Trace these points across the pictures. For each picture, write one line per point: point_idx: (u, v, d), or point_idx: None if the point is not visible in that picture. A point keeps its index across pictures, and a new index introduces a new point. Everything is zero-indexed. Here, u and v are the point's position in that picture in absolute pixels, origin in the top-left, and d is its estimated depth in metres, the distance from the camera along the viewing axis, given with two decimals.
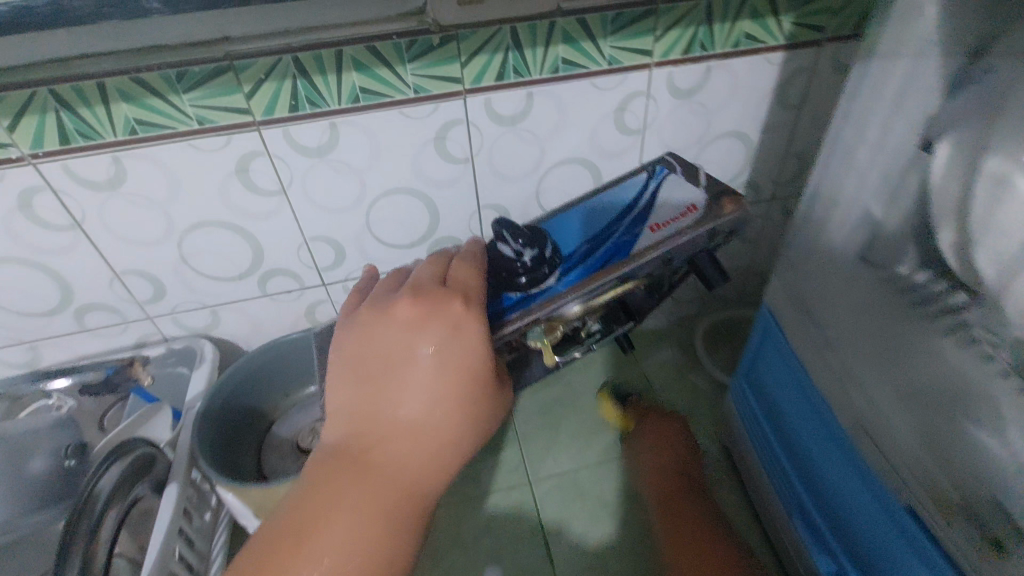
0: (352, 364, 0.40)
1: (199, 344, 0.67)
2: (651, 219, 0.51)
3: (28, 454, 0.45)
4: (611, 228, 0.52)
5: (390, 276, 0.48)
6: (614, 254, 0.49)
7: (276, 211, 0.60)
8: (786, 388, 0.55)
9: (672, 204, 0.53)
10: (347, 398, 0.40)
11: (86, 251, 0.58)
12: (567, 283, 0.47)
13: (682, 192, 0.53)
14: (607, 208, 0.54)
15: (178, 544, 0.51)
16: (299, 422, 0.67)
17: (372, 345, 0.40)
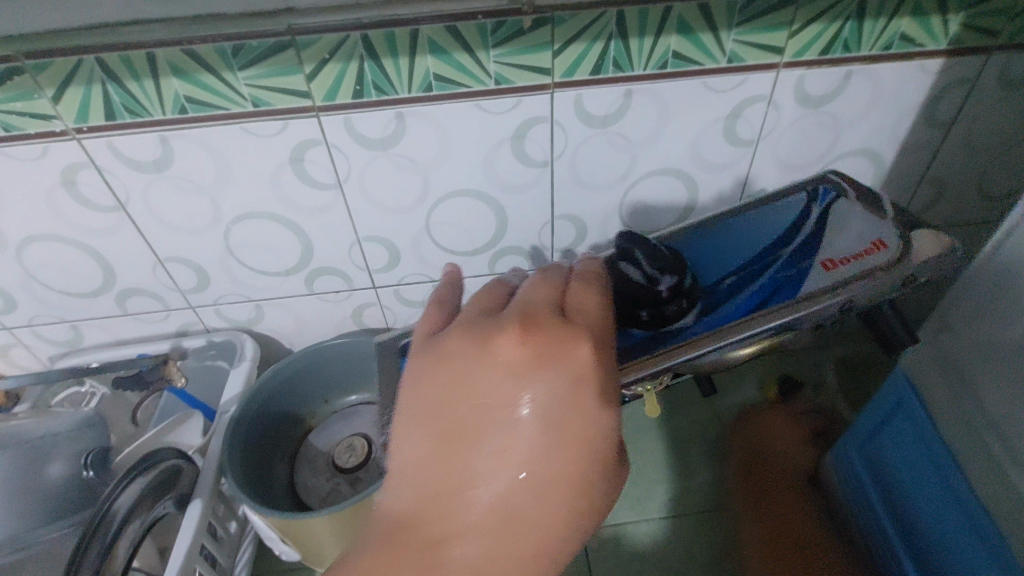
0: (438, 408, 0.32)
1: (239, 339, 0.62)
2: (822, 253, 0.47)
3: (45, 460, 0.42)
4: (764, 260, 0.48)
5: (490, 289, 0.39)
6: (770, 297, 0.45)
7: (330, 206, 0.54)
8: (920, 472, 0.46)
9: (850, 237, 0.47)
10: (424, 452, 0.32)
11: (129, 234, 0.54)
12: (709, 324, 0.44)
13: (861, 225, 0.47)
14: (755, 235, 0.49)
15: (200, 564, 0.46)
16: (336, 434, 0.61)
17: (461, 389, 0.32)
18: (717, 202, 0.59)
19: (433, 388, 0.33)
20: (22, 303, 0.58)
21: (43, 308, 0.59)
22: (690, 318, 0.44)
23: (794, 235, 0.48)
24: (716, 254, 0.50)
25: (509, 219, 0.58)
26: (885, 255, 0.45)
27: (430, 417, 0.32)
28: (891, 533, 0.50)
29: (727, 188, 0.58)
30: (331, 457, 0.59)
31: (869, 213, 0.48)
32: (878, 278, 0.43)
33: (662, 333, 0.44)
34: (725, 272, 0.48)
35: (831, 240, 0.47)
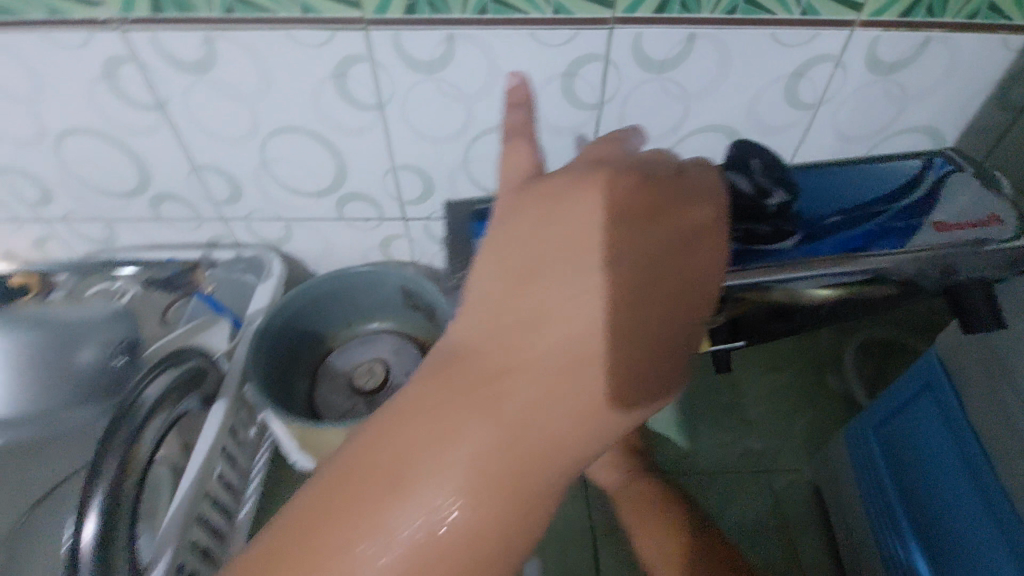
0: (539, 238, 0.29)
1: (268, 257, 0.63)
2: (936, 213, 0.46)
3: (78, 343, 0.42)
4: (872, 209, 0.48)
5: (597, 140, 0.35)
6: (873, 242, 0.44)
7: (370, 128, 0.53)
8: (939, 458, 0.46)
9: (966, 206, 0.46)
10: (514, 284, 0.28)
11: (168, 138, 0.53)
12: (807, 254, 0.44)
13: (974, 196, 0.47)
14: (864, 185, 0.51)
15: (219, 462, 0.49)
16: (357, 357, 0.63)
17: (563, 226, 0.29)
18: None
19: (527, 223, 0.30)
20: (60, 197, 0.59)
21: (79, 204, 0.59)
22: (789, 241, 0.45)
23: (906, 191, 0.49)
24: (821, 195, 0.51)
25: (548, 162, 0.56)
26: (1000, 232, 0.42)
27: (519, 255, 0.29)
28: (899, 518, 0.49)
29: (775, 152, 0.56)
30: (350, 377, 0.61)
31: (985, 187, 0.47)
32: (982, 248, 0.41)
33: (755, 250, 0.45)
34: (828, 212, 0.49)
35: (948, 204, 0.47)
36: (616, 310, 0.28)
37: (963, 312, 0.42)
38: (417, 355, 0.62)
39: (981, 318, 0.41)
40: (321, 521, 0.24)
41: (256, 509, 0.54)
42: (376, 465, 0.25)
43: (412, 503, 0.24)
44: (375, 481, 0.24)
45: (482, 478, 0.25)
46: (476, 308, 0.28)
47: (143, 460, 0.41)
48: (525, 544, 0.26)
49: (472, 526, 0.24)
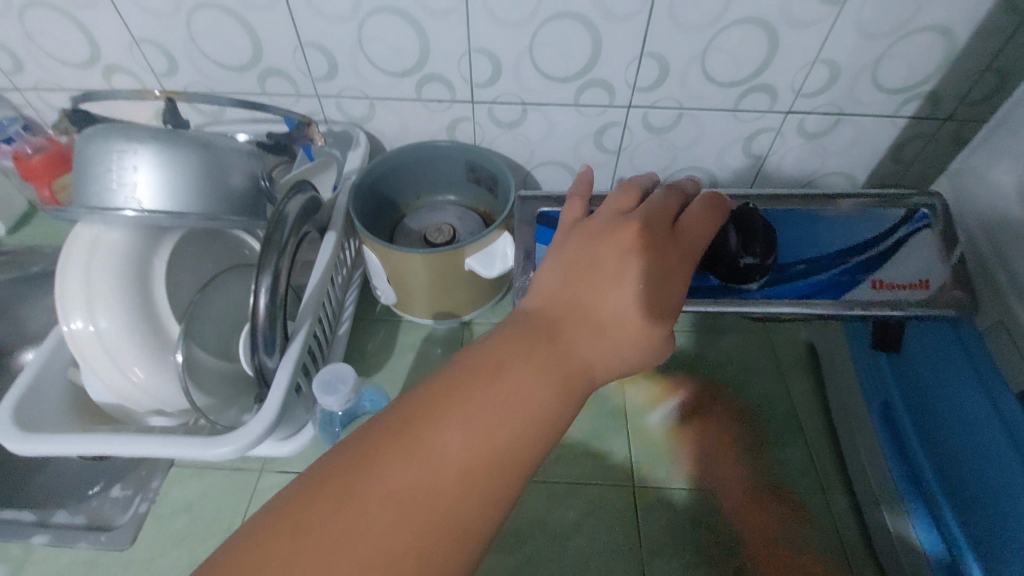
0: (582, 257, 0.45)
1: (355, 132, 0.74)
2: (880, 272, 0.55)
3: (228, 168, 0.53)
4: (835, 260, 0.57)
5: (621, 191, 0.52)
6: (821, 291, 0.55)
7: (453, 11, 0.61)
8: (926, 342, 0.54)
9: (907, 269, 0.54)
10: (563, 279, 0.44)
11: (282, 14, 0.62)
12: (764, 295, 0.56)
13: (916, 262, 0.55)
14: (839, 233, 0.58)
15: (328, 283, 0.60)
16: (427, 220, 0.73)
17: (597, 247, 0.45)
18: (795, 60, 0.64)
19: (573, 249, 0.46)
20: (183, 67, 0.69)
21: (199, 76, 0.70)
22: (753, 285, 0.56)
23: (874, 243, 0.57)
24: (791, 236, 0.59)
25: (604, 49, 0.64)
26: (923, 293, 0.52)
27: (567, 263, 0.45)
28: (889, 382, 0.57)
29: (804, 48, 0.63)
30: (422, 234, 0.71)
31: (937, 251, 0.54)
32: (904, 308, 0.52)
33: (730, 288, 0.56)
34: (798, 258, 0.58)
35: (898, 265, 0.55)
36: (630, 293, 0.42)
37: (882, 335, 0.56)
38: (479, 221, 0.72)
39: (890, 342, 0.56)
40: (444, 392, 0.36)
41: (347, 331, 0.67)
42: (479, 366, 0.37)
43: (504, 382, 0.37)
44: (478, 371, 0.37)
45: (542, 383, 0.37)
46: (544, 291, 0.44)
47: (286, 266, 0.51)
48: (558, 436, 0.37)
49: (543, 399, 0.37)
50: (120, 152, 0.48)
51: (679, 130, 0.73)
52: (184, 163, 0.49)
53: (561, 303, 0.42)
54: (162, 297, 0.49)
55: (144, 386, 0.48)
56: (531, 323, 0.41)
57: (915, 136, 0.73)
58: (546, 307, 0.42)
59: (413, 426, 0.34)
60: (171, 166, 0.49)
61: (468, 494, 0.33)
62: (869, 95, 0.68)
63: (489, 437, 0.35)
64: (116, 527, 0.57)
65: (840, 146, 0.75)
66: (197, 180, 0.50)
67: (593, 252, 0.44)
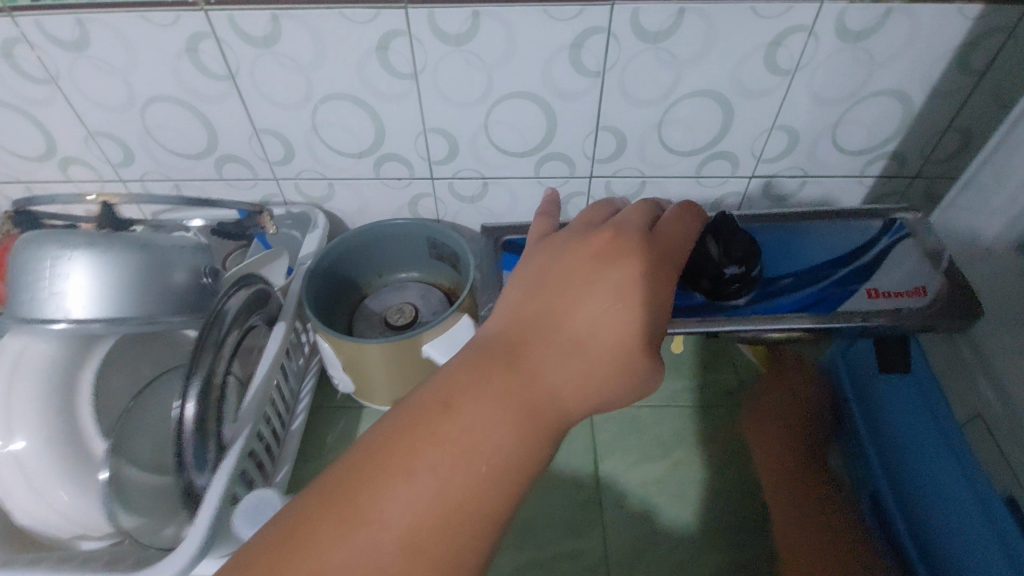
0: (548, 272, 0.42)
1: (314, 212, 0.72)
2: (871, 282, 0.56)
3: (171, 267, 0.51)
4: (822, 272, 0.58)
5: (592, 210, 0.51)
6: (812, 305, 0.55)
7: (405, 94, 0.61)
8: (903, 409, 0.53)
9: (897, 279, 0.56)
10: (529, 296, 0.40)
11: (235, 104, 0.62)
12: (754, 311, 0.55)
13: (904, 272, 0.56)
14: (824, 248, 0.60)
15: (277, 377, 0.57)
16: (389, 300, 0.71)
17: (565, 261, 0.42)
18: (752, 128, 0.64)
19: (540, 263, 0.43)
20: (139, 156, 0.68)
21: (155, 164, 0.69)
22: (742, 300, 0.56)
23: (859, 254, 0.59)
24: (781, 251, 0.60)
25: (560, 124, 0.64)
26: (918, 302, 0.53)
27: (534, 278, 0.42)
28: (873, 464, 0.56)
29: (760, 115, 0.63)
30: (384, 315, 0.69)
31: (925, 261, 0.56)
32: (902, 318, 0.53)
33: (721, 302, 0.55)
34: (786, 273, 0.58)
35: (886, 275, 0.57)
36: (606, 309, 0.38)
37: (884, 357, 0.55)
38: (442, 298, 0.70)
39: (893, 363, 0.54)
40: (392, 440, 0.32)
41: (304, 423, 0.63)
42: (431, 403, 0.33)
43: (458, 421, 0.33)
44: (430, 409, 0.33)
45: (505, 418, 0.33)
46: (508, 310, 0.40)
47: (221, 371, 0.49)
48: (526, 480, 0.33)
49: (502, 440, 0.32)
50: (53, 259, 0.46)
51: (644, 198, 0.72)
52: (120, 266, 0.48)
53: (522, 326, 0.38)
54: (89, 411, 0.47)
55: (67, 512, 0.44)
56: (487, 349, 0.37)
57: (883, 194, 0.71)
58: (506, 331, 0.38)
59: (352, 488, 0.31)
60: (105, 270, 0.47)
61: (417, 562, 0.29)
62: (832, 157, 0.67)
63: (444, 490, 0.30)
64: None
65: (808, 207, 0.73)
66: (133, 283, 0.48)
67: (560, 267, 0.41)
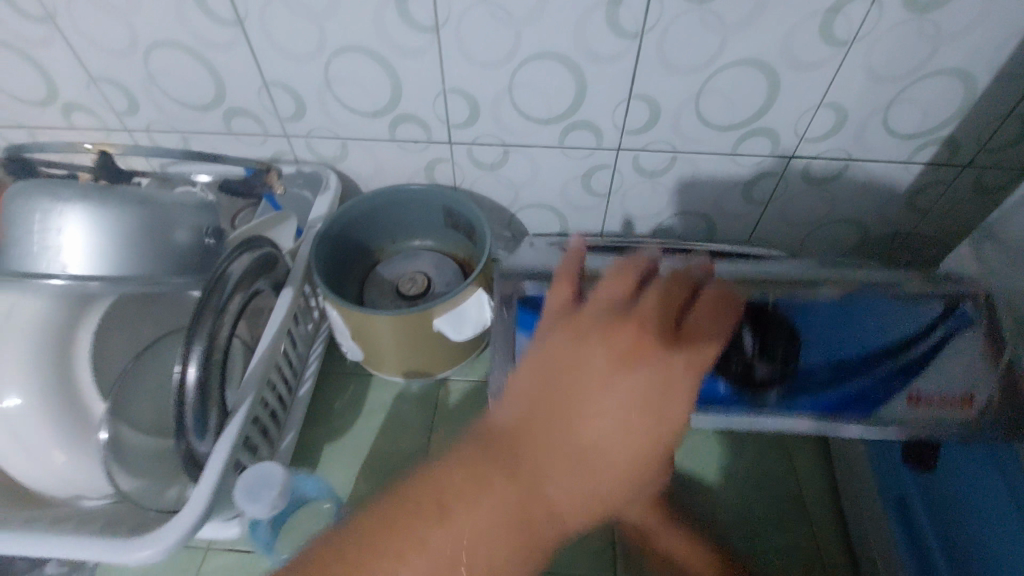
0: (556, 370, 0.32)
1: (325, 173, 0.69)
2: (914, 383, 0.50)
3: (173, 225, 0.48)
4: (863, 368, 0.52)
5: (617, 269, 0.38)
6: (845, 406, 0.51)
7: (425, 50, 0.57)
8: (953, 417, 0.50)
9: (944, 383, 0.49)
10: (536, 392, 0.32)
11: (243, 52, 0.58)
12: (778, 408, 0.52)
13: (955, 375, 0.49)
14: (866, 332, 0.53)
15: (283, 343, 0.55)
16: (401, 268, 0.68)
17: (577, 361, 0.32)
18: (797, 104, 0.59)
19: (549, 355, 0.33)
20: (143, 105, 0.65)
21: (160, 114, 0.66)
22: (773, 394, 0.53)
23: (906, 347, 0.51)
24: (823, 333, 0.54)
25: (589, 90, 0.59)
26: (962, 416, 0.47)
27: (538, 374, 0.33)
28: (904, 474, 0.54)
29: (808, 90, 0.58)
30: (395, 284, 0.66)
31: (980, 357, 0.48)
32: (940, 433, 0.48)
33: (751, 394, 0.53)
34: (819, 361, 0.53)
35: (933, 374, 0.49)
36: (621, 434, 0.31)
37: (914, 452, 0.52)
38: (456, 269, 0.67)
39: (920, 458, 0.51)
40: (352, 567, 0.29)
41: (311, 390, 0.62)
42: (405, 524, 0.30)
43: (430, 551, 0.29)
44: (399, 531, 0.30)
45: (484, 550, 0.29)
46: (507, 405, 0.33)
47: (224, 337, 0.46)
48: None
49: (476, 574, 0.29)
50: (45, 213, 0.44)
51: (673, 175, 0.67)
52: (118, 222, 0.45)
53: (524, 427, 0.32)
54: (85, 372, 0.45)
55: (64, 472, 0.44)
56: (478, 466, 0.31)
57: (932, 184, 0.66)
58: (509, 432, 0.32)
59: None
60: (100, 226, 0.45)
61: None
62: (881, 140, 0.62)
63: None
64: None
65: (847, 193, 0.68)
66: (131, 240, 0.46)
67: (573, 365, 0.32)
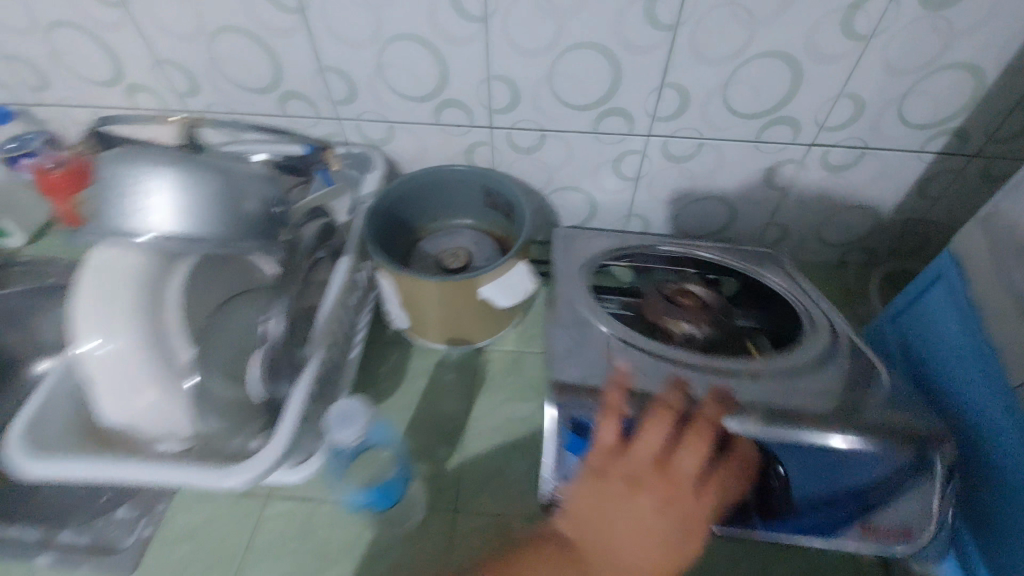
0: (611, 498, 0.44)
1: (371, 155, 0.73)
2: (874, 517, 0.48)
3: (244, 195, 0.52)
4: (836, 496, 0.48)
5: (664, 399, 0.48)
6: (813, 531, 0.48)
7: (473, 38, 0.61)
8: (951, 358, 0.55)
9: (902, 513, 0.47)
10: (594, 507, 0.44)
11: (303, 38, 0.63)
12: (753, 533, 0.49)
13: (914, 508, 0.47)
14: (849, 470, 0.47)
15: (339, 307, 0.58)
16: (443, 245, 0.72)
17: (632, 497, 0.44)
18: (818, 94, 0.63)
19: (609, 484, 0.44)
20: (204, 88, 0.69)
21: (219, 96, 0.70)
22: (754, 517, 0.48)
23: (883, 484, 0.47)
24: (808, 467, 0.47)
25: (625, 79, 0.64)
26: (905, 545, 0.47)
27: (599, 497, 0.44)
28: None
29: (828, 82, 0.62)
30: (437, 259, 0.71)
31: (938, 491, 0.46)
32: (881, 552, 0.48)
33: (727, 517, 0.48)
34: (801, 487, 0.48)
35: (896, 506, 0.47)
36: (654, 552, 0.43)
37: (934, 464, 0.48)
38: (494, 246, 0.72)
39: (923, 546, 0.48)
40: None
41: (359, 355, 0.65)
42: None
43: None
44: None
45: None
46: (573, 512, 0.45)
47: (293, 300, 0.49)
48: None
49: None
50: (140, 178, 0.49)
51: (699, 161, 0.72)
52: (198, 191, 0.50)
53: (584, 540, 0.43)
54: (174, 324, 0.49)
55: (149, 411, 0.48)
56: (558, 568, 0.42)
57: (943, 172, 0.70)
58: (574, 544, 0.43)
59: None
60: (188, 194, 0.49)
61: None
62: (896, 130, 0.66)
63: None
64: (119, 549, 0.55)
65: (863, 181, 0.72)
66: (209, 208, 0.50)
67: (627, 497, 0.44)
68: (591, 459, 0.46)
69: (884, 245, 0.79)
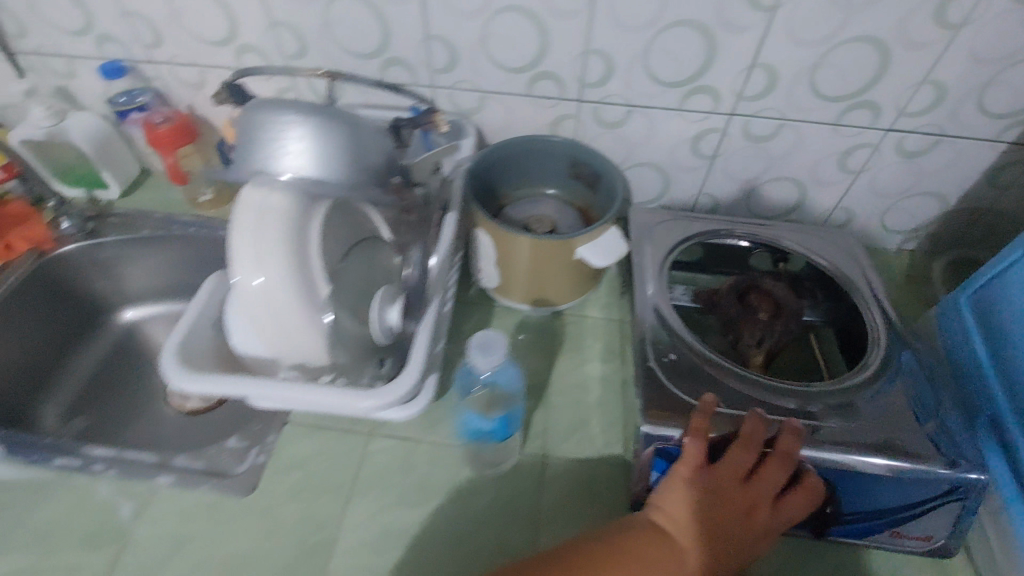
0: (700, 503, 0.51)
1: (462, 123, 0.77)
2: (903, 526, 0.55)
3: (371, 153, 0.55)
4: (873, 510, 0.54)
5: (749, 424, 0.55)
6: (847, 531, 0.56)
7: (578, 12, 0.65)
8: None
9: (926, 526, 0.55)
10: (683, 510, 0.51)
11: (416, 6, 0.66)
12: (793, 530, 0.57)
13: (937, 523, 0.54)
14: (887, 492, 0.54)
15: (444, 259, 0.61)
16: (528, 211, 0.76)
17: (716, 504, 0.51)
18: (902, 81, 0.66)
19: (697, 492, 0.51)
20: (312, 52, 0.73)
21: (325, 61, 0.74)
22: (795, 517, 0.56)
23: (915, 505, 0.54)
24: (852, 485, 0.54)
25: (717, 59, 0.67)
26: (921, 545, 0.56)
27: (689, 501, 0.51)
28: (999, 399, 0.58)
29: (913, 68, 0.65)
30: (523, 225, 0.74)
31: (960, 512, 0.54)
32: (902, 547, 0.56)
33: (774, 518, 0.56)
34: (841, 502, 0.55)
35: (922, 520, 0.55)
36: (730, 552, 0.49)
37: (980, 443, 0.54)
38: (577, 216, 0.75)
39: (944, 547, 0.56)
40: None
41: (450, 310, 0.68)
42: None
43: None
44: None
45: None
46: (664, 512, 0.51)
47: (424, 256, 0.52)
48: None
49: None
50: (285, 128, 0.52)
51: (777, 142, 0.75)
52: (335, 145, 0.53)
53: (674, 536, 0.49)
54: (314, 263, 0.52)
55: (286, 339, 0.52)
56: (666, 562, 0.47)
57: (1014, 162, 0.73)
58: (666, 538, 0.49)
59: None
60: (327, 146, 0.53)
61: None
62: (973, 118, 0.69)
63: None
64: (235, 473, 0.60)
65: (934, 167, 0.75)
66: (342, 162, 0.53)
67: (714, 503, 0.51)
68: (683, 469, 0.53)
69: (947, 233, 0.82)
